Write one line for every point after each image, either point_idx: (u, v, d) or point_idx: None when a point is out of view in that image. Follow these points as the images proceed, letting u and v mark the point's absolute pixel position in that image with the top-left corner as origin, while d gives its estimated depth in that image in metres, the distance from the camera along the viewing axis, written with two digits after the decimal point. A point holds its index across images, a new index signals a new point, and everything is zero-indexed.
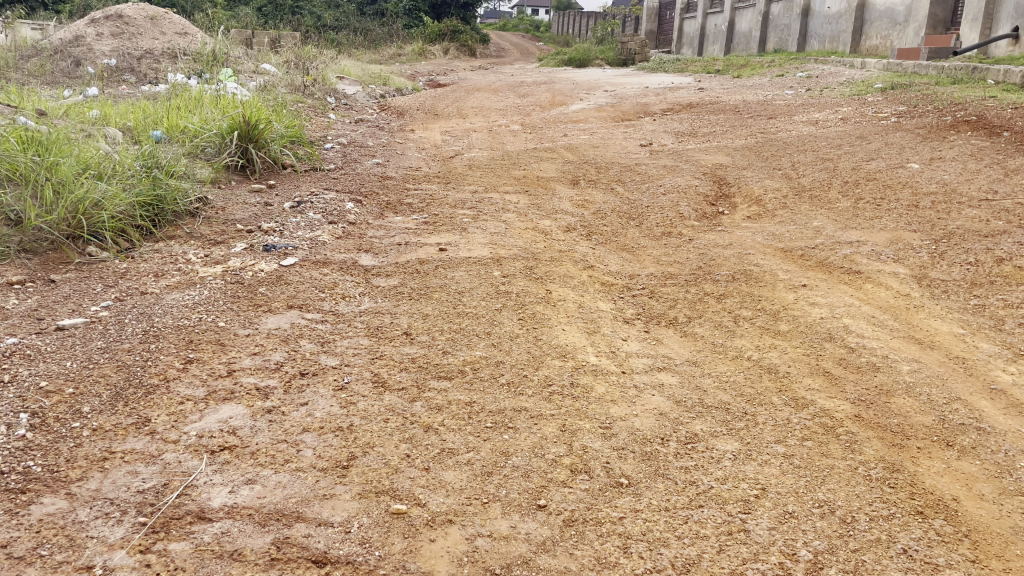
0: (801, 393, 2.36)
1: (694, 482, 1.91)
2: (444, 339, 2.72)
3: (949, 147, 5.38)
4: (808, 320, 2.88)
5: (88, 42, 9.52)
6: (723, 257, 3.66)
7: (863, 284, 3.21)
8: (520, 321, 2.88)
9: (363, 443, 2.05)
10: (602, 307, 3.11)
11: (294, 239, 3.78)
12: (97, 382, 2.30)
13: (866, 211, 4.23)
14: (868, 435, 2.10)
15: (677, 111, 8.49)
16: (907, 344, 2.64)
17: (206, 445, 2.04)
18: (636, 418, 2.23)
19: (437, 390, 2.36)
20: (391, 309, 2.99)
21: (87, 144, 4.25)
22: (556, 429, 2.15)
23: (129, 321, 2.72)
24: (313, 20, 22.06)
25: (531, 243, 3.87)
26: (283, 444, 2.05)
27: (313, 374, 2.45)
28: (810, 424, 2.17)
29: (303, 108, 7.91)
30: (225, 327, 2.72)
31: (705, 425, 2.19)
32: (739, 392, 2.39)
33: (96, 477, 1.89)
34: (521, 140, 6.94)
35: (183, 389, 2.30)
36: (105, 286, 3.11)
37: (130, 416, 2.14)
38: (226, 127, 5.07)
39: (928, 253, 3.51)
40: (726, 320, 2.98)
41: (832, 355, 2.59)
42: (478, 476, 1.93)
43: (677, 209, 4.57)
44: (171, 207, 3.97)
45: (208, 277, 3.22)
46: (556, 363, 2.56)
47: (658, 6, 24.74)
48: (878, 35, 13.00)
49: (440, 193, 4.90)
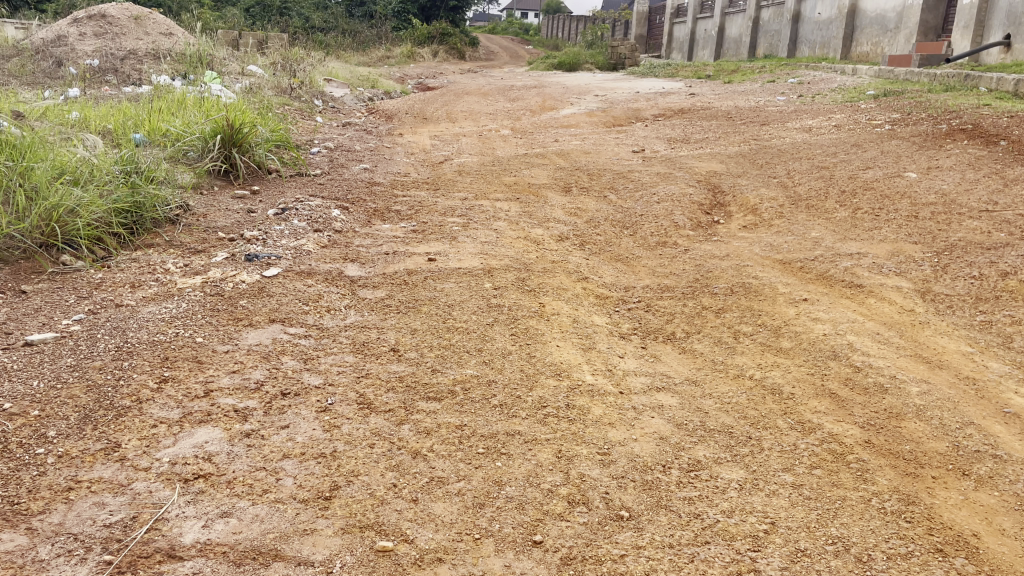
0: (807, 415, 2.26)
1: (699, 515, 1.80)
2: (433, 356, 2.61)
3: (946, 155, 5.32)
4: (811, 337, 2.78)
5: (71, 42, 9.36)
6: (721, 268, 3.57)
7: (866, 298, 3.12)
8: (512, 337, 2.77)
9: (347, 471, 1.93)
10: (597, 322, 3.01)
11: (278, 248, 3.65)
12: (65, 404, 2.17)
13: (865, 222, 4.15)
14: (880, 463, 2.00)
15: (669, 117, 8.40)
16: (915, 363, 2.55)
17: (179, 473, 1.91)
18: (635, 443, 2.12)
19: (426, 412, 2.24)
20: (378, 324, 2.87)
21: (63, 147, 4.12)
22: (552, 456, 2.03)
23: (102, 336, 2.59)
24: (301, 20, 21.83)
25: (523, 253, 3.76)
26: (262, 473, 1.92)
27: (296, 394, 2.32)
28: (818, 451, 2.07)
29: (290, 112, 7.77)
30: (203, 343, 2.59)
31: (707, 451, 2.08)
32: (742, 415, 2.29)
33: (60, 509, 1.76)
34: (512, 145, 6.83)
35: (156, 411, 2.17)
36: (79, 298, 2.97)
37: (99, 441, 2.01)
38: (209, 131, 4.93)
39: (931, 266, 3.43)
40: (725, 336, 2.87)
41: (837, 375, 2.49)
42: (469, 508, 1.81)
43: (671, 218, 4.47)
44: (150, 215, 3.84)
45: (187, 289, 3.08)
46: (551, 382, 2.44)
47: (649, 11, 24.71)
48: (868, 42, 12.97)
49: (429, 200, 4.78)
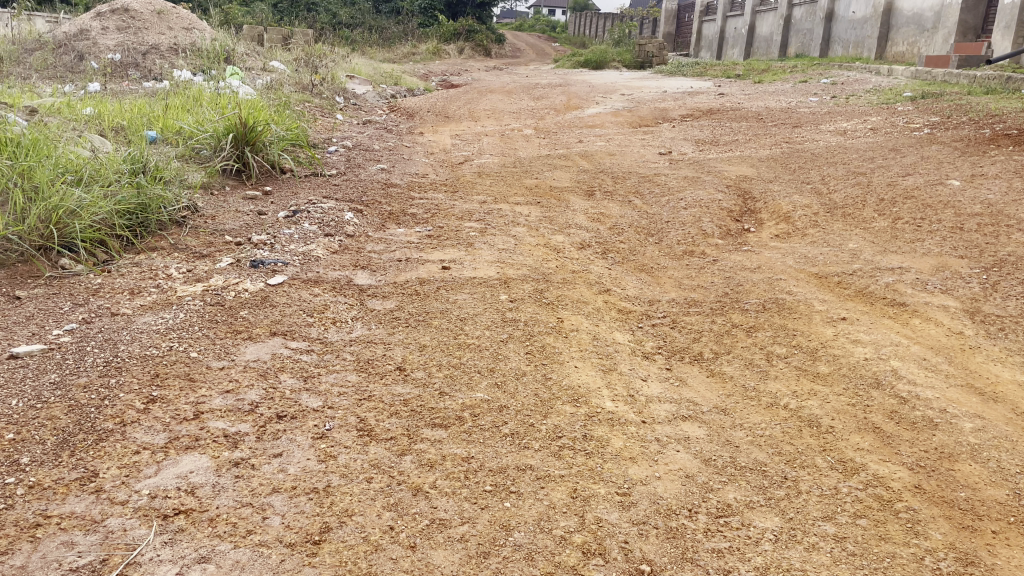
0: (849, 453, 2.06)
1: (729, 572, 1.61)
2: (442, 376, 2.43)
3: (990, 162, 5.06)
4: (851, 362, 2.57)
5: (94, 36, 9.22)
6: (752, 282, 3.36)
7: (910, 318, 2.90)
8: (528, 356, 2.58)
9: (340, 510, 1.76)
10: (619, 340, 2.81)
11: (285, 254, 3.48)
12: (42, 426, 2.01)
13: (906, 233, 3.93)
14: (933, 513, 1.80)
15: (698, 117, 8.16)
16: (967, 395, 2.34)
17: (158, 508, 1.75)
18: (658, 481, 1.93)
19: (431, 441, 2.06)
20: (385, 339, 2.70)
21: (69, 144, 3.99)
22: (566, 496, 1.85)
23: (92, 350, 2.44)
24: (328, 16, 21.69)
25: (542, 262, 3.57)
26: (247, 510, 1.75)
27: (292, 417, 2.16)
28: (862, 497, 1.87)
29: (308, 109, 7.62)
30: (198, 359, 2.43)
31: (738, 494, 1.89)
32: (777, 451, 2.09)
33: (24, 550, 1.60)
34: (535, 145, 6.64)
35: (140, 436, 2.01)
36: (74, 305, 2.83)
37: (75, 469, 1.86)
38: (222, 128, 4.79)
39: (980, 284, 3.20)
40: (757, 358, 2.67)
41: (881, 408, 2.28)
42: (472, 558, 1.63)
43: (699, 225, 4.26)
44: (156, 217, 3.69)
45: (187, 297, 2.93)
46: (567, 410, 2.25)
47: (678, 9, 24.39)
48: (904, 42, 12.62)
49: (447, 203, 4.60)
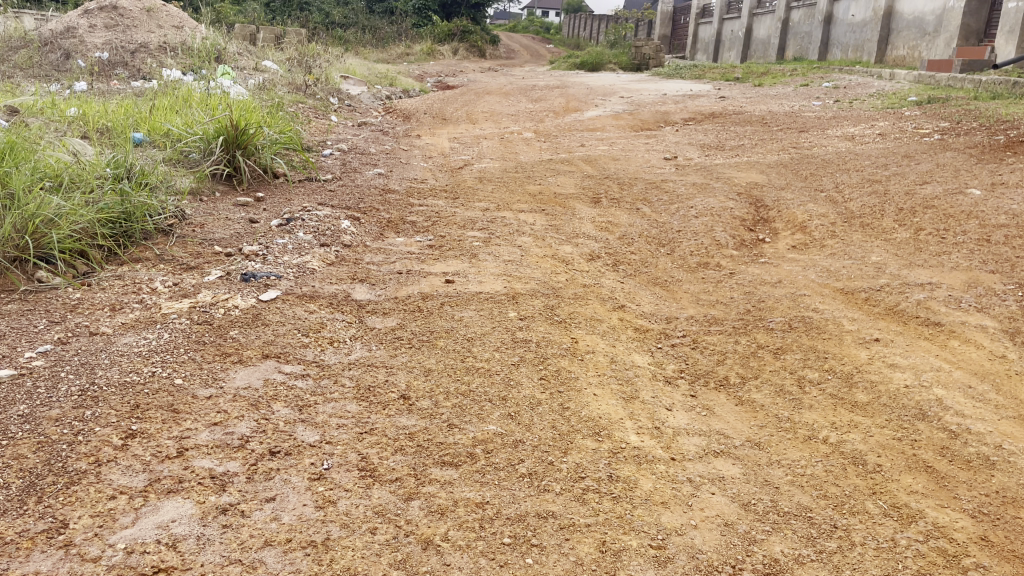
0: (903, 497, 1.87)
1: None
2: (450, 406, 2.22)
3: (1009, 170, 4.88)
4: (891, 389, 2.38)
5: (80, 34, 8.95)
6: (775, 298, 3.16)
7: (949, 340, 2.71)
8: (542, 382, 2.38)
9: (342, 568, 1.56)
10: (638, 362, 2.61)
11: (278, 266, 3.27)
12: (7, 468, 1.80)
13: (929, 245, 3.75)
14: (1004, 571, 1.62)
15: (700, 121, 7.99)
16: (1020, 428, 2.16)
17: (135, 566, 1.54)
18: (694, 531, 1.74)
19: (440, 484, 1.86)
20: (386, 362, 2.50)
21: (47, 147, 3.76)
22: (595, 549, 1.65)
23: (66, 376, 2.22)
24: (321, 16, 21.46)
25: (551, 275, 3.36)
26: (237, 568, 1.55)
27: (287, 454, 1.95)
28: (924, 551, 1.68)
29: (302, 110, 7.40)
30: (182, 387, 2.21)
31: (785, 546, 1.70)
32: (821, 493, 1.90)
33: None
34: (536, 149, 6.44)
35: (116, 478, 1.80)
36: (49, 323, 2.61)
37: (43, 519, 1.65)
38: (212, 131, 4.56)
39: (1016, 302, 3.02)
40: (788, 384, 2.47)
41: (929, 443, 2.10)
42: None
43: (712, 235, 4.08)
44: (141, 225, 3.47)
45: (172, 314, 2.71)
46: (589, 445, 2.05)
47: (673, 10, 24.25)
48: (904, 46, 12.49)
49: (447, 211, 4.40)
